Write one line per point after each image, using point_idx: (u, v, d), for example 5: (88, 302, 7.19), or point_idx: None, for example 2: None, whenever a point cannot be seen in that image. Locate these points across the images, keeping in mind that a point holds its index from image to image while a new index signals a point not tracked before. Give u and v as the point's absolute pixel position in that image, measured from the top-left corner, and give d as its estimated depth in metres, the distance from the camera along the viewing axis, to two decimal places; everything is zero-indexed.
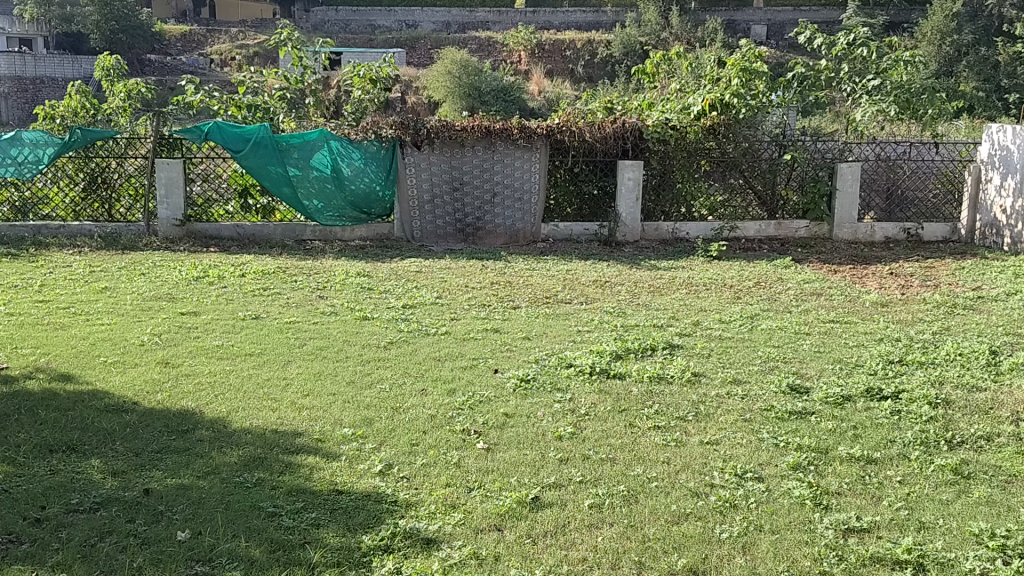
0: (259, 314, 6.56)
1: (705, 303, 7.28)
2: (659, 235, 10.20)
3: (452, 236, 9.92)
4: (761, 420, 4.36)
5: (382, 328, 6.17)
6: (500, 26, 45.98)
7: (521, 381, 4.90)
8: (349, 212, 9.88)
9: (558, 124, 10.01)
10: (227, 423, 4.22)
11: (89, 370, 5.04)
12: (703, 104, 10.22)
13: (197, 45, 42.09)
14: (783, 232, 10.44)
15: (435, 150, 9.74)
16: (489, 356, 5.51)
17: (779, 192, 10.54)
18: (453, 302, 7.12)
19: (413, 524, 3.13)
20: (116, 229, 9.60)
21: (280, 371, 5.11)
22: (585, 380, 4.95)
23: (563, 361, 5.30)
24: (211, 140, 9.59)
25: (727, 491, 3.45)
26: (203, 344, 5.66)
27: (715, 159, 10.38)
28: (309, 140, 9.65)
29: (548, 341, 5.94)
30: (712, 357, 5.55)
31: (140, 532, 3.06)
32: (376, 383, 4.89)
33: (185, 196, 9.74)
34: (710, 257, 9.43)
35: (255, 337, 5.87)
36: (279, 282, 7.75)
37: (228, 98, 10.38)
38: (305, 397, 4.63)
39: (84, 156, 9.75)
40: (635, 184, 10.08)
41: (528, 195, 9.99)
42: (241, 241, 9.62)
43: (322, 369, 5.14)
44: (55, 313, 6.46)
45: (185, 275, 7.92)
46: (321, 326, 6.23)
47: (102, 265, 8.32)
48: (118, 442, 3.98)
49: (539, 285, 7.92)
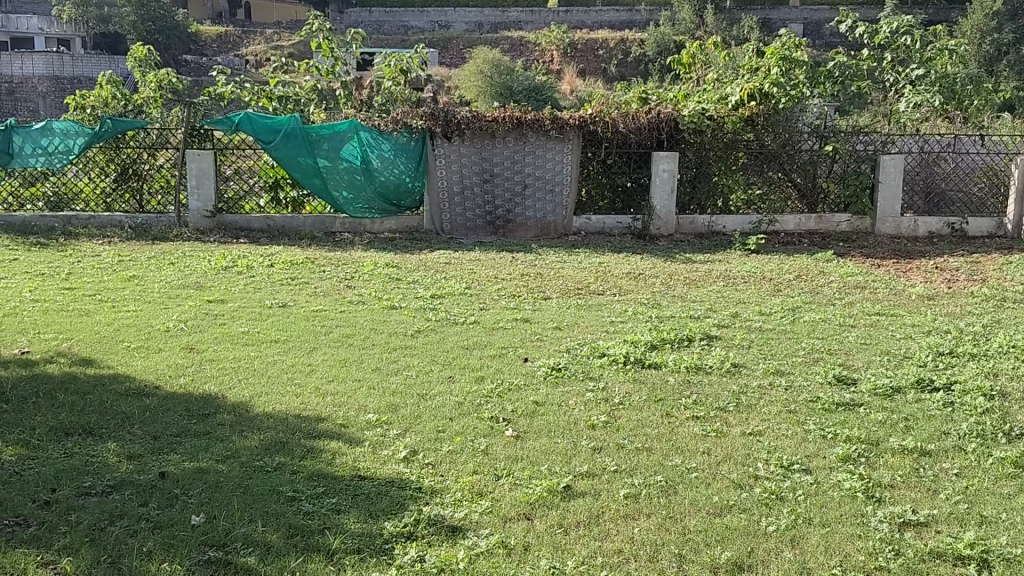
0: (286, 303, 6.44)
1: (743, 295, 7.06)
2: (694, 228, 10.01)
3: (481, 229, 9.78)
4: (806, 411, 4.15)
5: (410, 317, 6.03)
6: (534, 26, 45.81)
7: (553, 370, 4.72)
8: (378, 204, 9.77)
9: (591, 114, 9.82)
10: (249, 407, 4.09)
11: (112, 355, 4.95)
12: (741, 93, 10.02)
13: (231, 46, 42.40)
14: (824, 226, 10.19)
15: (466, 142, 9.59)
16: (519, 345, 5.35)
17: (819, 185, 10.29)
18: (483, 293, 6.96)
19: (438, 511, 2.96)
20: (147, 220, 9.57)
21: (306, 357, 4.98)
22: (619, 369, 4.76)
23: (596, 351, 5.11)
24: (241, 131, 9.50)
25: (773, 482, 3.25)
26: (228, 330, 5.55)
27: (753, 151, 10.13)
28: (339, 131, 9.54)
29: (581, 330, 5.75)
30: (753, 348, 5.34)
31: (152, 516, 2.93)
32: (402, 370, 4.74)
33: (216, 188, 9.67)
34: (748, 250, 9.21)
35: (280, 324, 5.75)
36: (307, 272, 7.64)
37: (259, 90, 10.33)
38: (330, 382, 4.49)
39: (115, 147, 9.74)
40: (670, 176, 9.88)
41: (560, 187, 9.82)
42: (270, 233, 9.52)
43: (349, 356, 5.00)
44: (81, 300, 6.41)
45: (213, 265, 7.83)
46: (349, 314, 6.10)
47: (132, 255, 8.28)
48: (136, 425, 3.86)
49: (571, 277, 7.74)
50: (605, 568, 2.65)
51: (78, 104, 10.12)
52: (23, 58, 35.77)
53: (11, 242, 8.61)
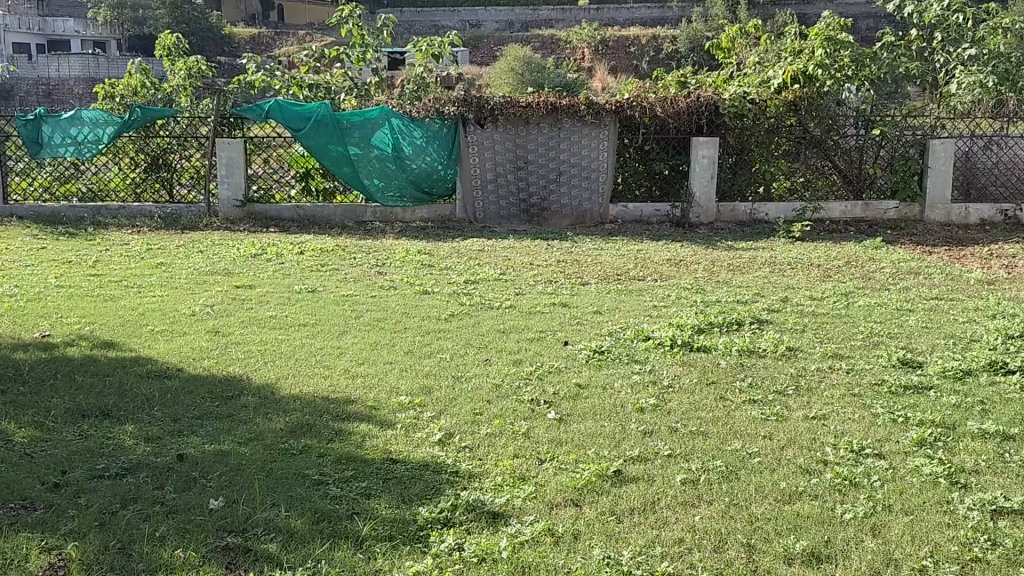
0: (315, 288, 6.22)
1: (792, 281, 6.73)
2: (735, 216, 9.70)
3: (516, 217, 9.52)
4: (872, 395, 3.86)
5: (443, 302, 5.79)
6: (565, 24, 45.42)
7: (596, 353, 4.44)
8: (410, 192, 9.52)
9: (628, 99, 9.51)
10: (275, 390, 3.86)
11: (134, 338, 4.76)
12: (784, 76, 9.69)
13: (264, 47, 42.57)
14: (870, 214, 9.85)
15: (499, 128, 9.34)
16: (558, 329, 5.07)
17: (866, 171, 9.91)
18: (518, 278, 6.71)
19: (478, 496, 2.70)
20: (176, 210, 9.43)
21: (335, 341, 4.75)
22: (665, 352, 4.47)
23: (640, 334, 4.83)
24: (271, 119, 9.34)
25: (844, 468, 2.96)
26: (256, 314, 5.34)
27: (796, 136, 9.77)
28: (370, 118, 9.31)
29: (623, 315, 5.47)
30: (807, 332, 5.03)
31: (168, 500, 2.70)
32: (436, 353, 4.50)
33: (246, 176, 9.52)
34: (792, 237, 8.88)
35: (309, 308, 5.53)
36: (337, 259, 7.43)
37: (289, 78, 10.16)
38: (359, 365, 4.26)
39: (143, 136, 9.61)
40: (711, 162, 9.57)
41: (596, 174, 9.53)
42: (300, 222, 9.33)
43: (379, 340, 4.76)
44: (107, 286, 6.24)
45: (243, 252, 7.64)
46: (379, 299, 5.87)
47: (160, 243, 8.12)
48: (156, 407, 3.65)
49: (609, 263, 7.44)
50: (666, 558, 2.37)
51: (106, 92, 10.01)
52: (60, 60, 36.19)
53: (40, 232, 8.50)
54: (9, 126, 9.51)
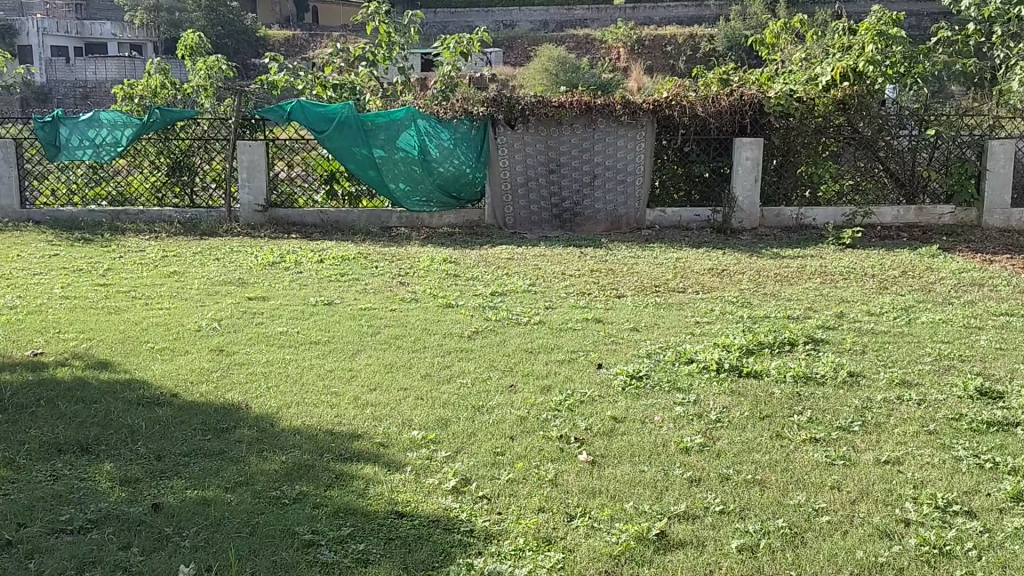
0: (332, 300, 5.83)
1: (845, 293, 6.21)
2: (780, 221, 9.21)
3: (548, 223, 9.10)
4: (951, 433, 3.36)
5: (467, 316, 5.37)
6: (599, 24, 44.76)
7: (632, 379, 3.99)
8: (437, 197, 9.13)
9: (666, 98, 9.03)
10: (274, 421, 3.46)
11: (132, 357, 4.39)
12: (833, 74, 9.18)
13: (299, 49, 42.51)
14: (924, 218, 9.30)
15: (530, 129, 8.91)
16: (591, 349, 4.62)
17: (919, 174, 9.34)
18: (548, 290, 6.26)
19: (494, 566, 2.28)
20: (197, 215, 9.11)
21: (347, 362, 4.35)
22: (711, 378, 4.01)
23: (681, 356, 4.37)
24: (294, 120, 8.99)
25: (931, 532, 2.49)
26: (265, 330, 4.96)
27: (845, 137, 9.22)
28: (396, 119, 8.93)
29: (662, 333, 5.00)
30: (868, 354, 4.53)
31: (132, 565, 2.31)
32: (456, 377, 4.08)
33: (268, 180, 9.18)
34: (841, 245, 8.36)
35: (323, 324, 5.13)
36: (358, 268, 7.04)
37: (313, 78, 9.81)
38: (371, 392, 3.84)
39: (163, 138, 9.30)
40: (754, 164, 9.06)
41: (633, 177, 9.06)
42: (324, 228, 8.97)
43: (395, 361, 4.35)
44: (114, 297, 5.90)
45: (260, 260, 7.28)
46: (400, 314, 5.46)
47: (177, 250, 7.80)
48: (140, 442, 3.27)
49: (646, 273, 6.97)
50: None
51: (126, 93, 9.73)
52: (97, 63, 36.41)
53: (56, 238, 8.23)
54: (27, 129, 9.26)
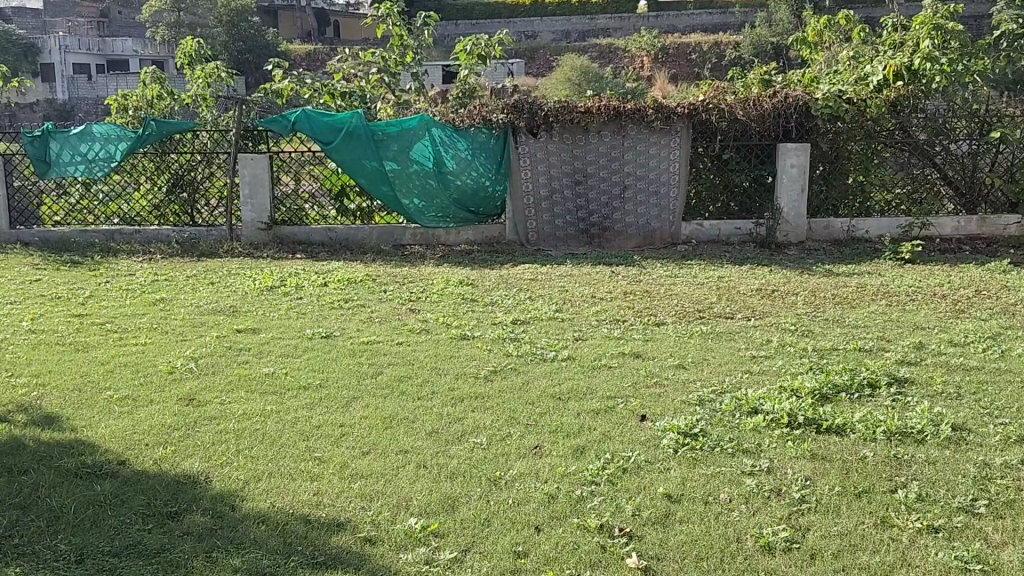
0: (331, 332, 5.10)
1: (918, 318, 5.42)
2: (829, 233, 8.44)
3: (574, 238, 8.39)
4: None
5: (484, 352, 4.63)
6: (621, 33, 43.99)
7: (686, 439, 3.22)
8: (454, 212, 8.39)
9: (703, 100, 8.21)
10: (237, 502, 2.75)
11: (85, 410, 3.69)
12: (885, 71, 8.41)
13: (320, 64, 42.03)
14: (987, 229, 8.54)
15: (555, 137, 8.20)
16: (630, 395, 3.86)
17: (980, 180, 8.54)
18: (577, 317, 5.51)
19: None
20: (195, 234, 8.46)
21: (339, 414, 3.61)
22: (783, 437, 3.24)
23: (742, 406, 3.60)
24: (299, 131, 8.23)
25: None
26: (247, 371, 4.24)
27: (898, 142, 8.42)
28: (408, 128, 8.18)
29: (713, 372, 4.23)
30: (966, 399, 3.75)
31: None
32: (469, 435, 3.34)
33: (272, 196, 8.50)
34: (899, 260, 7.59)
35: (317, 362, 4.40)
36: (365, 293, 6.33)
37: (321, 85, 9.11)
38: (364, 457, 3.10)
39: (160, 152, 8.64)
40: (799, 172, 8.30)
41: (667, 188, 8.31)
42: (332, 247, 8.28)
43: (398, 412, 3.61)
44: (85, 332, 5.20)
45: (258, 284, 6.59)
46: (407, 348, 4.73)
47: (170, 273, 7.15)
48: (62, 535, 2.55)
49: (686, 295, 6.20)
50: None
51: (120, 104, 9.09)
52: (118, 79, 36.04)
53: (42, 261, 7.60)
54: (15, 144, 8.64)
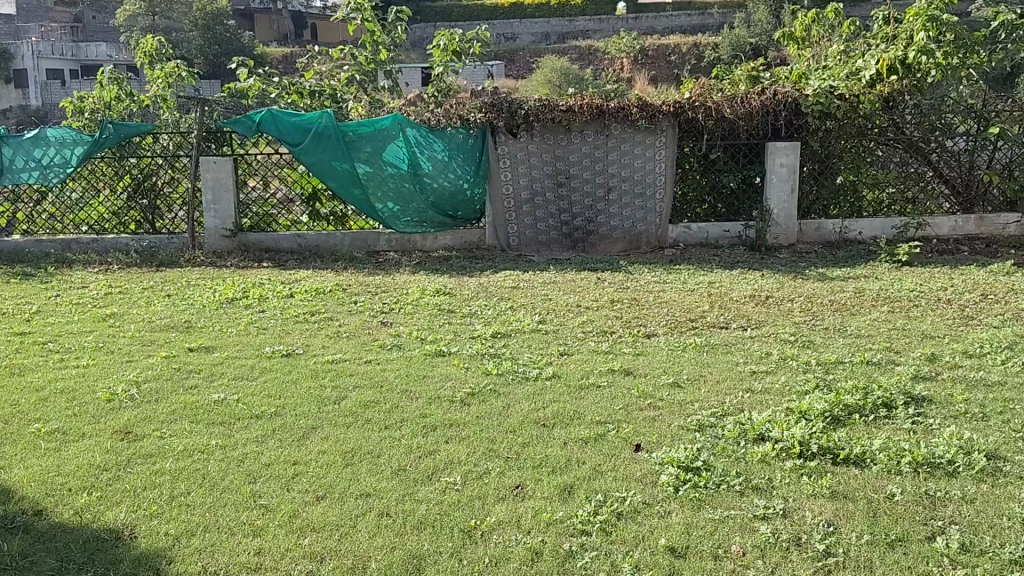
0: (293, 349, 4.68)
1: (925, 326, 5.06)
2: (822, 235, 8.11)
3: (557, 243, 8.01)
4: None
5: (461, 370, 4.22)
6: (601, 34, 43.69)
7: (687, 475, 2.84)
8: (431, 217, 7.97)
9: (689, 98, 7.85)
10: (167, 566, 2.35)
11: (5, 447, 3.26)
12: (878, 66, 8.00)
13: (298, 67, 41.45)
14: (985, 229, 8.24)
15: (535, 137, 7.80)
16: (623, 420, 3.46)
17: (978, 178, 8.23)
18: (561, 328, 5.11)
19: None
20: (156, 242, 8.01)
21: (294, 447, 3.19)
22: (797, 470, 2.85)
23: (748, 432, 3.21)
24: (264, 132, 7.78)
25: None
26: (194, 398, 3.82)
27: (891, 139, 8.09)
28: (380, 128, 7.74)
29: (711, 391, 3.85)
30: (995, 419, 3.38)
31: None
32: (440, 473, 2.93)
33: (237, 201, 8.06)
34: (896, 262, 7.24)
35: (274, 386, 3.98)
36: (334, 304, 5.91)
37: (288, 84, 8.66)
38: (318, 503, 2.70)
39: (118, 157, 8.17)
40: (790, 171, 7.95)
41: (653, 189, 7.95)
42: (301, 254, 7.86)
43: (361, 445, 3.20)
44: (24, 352, 4.75)
45: (219, 296, 6.15)
46: (376, 367, 4.31)
47: (126, 285, 6.71)
48: None
49: (676, 303, 5.82)
50: None
51: (75, 105, 8.62)
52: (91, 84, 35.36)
53: None
54: None
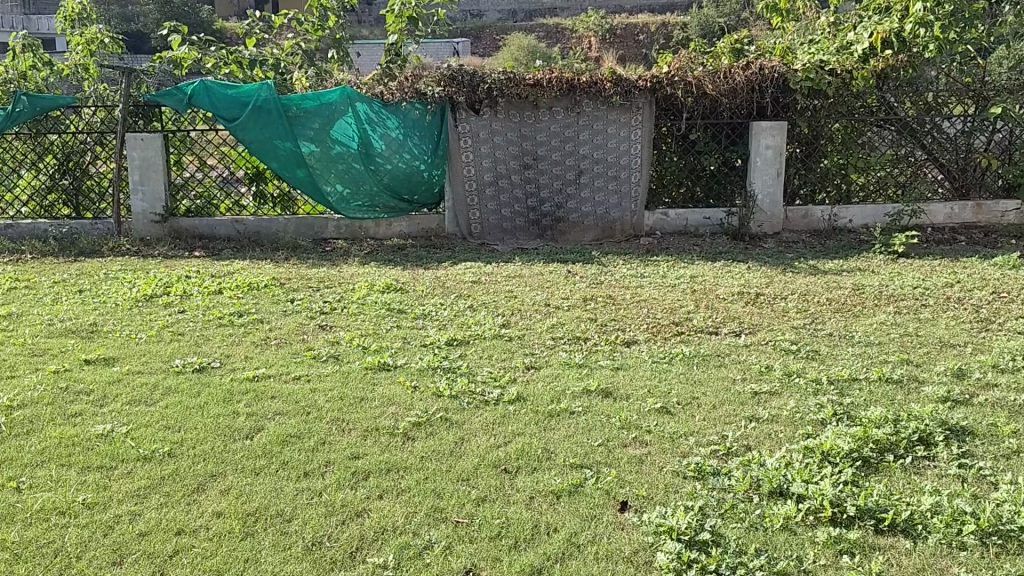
0: (209, 362, 3.93)
1: (941, 332, 4.44)
2: (809, 223, 7.51)
3: (523, 230, 7.32)
4: None
5: (407, 390, 3.52)
6: (569, 12, 42.82)
7: (690, 552, 2.17)
8: (384, 200, 7.23)
9: (668, 73, 7.16)
10: None
11: None
12: (871, 40, 7.22)
13: None
14: (983, 217, 7.67)
15: (499, 114, 7.07)
16: (603, 463, 2.78)
17: (975, 161, 7.65)
18: (528, 334, 4.42)
19: None
20: (77, 228, 7.18)
21: (183, 507, 2.47)
22: (832, 546, 2.20)
23: (760, 484, 2.55)
24: (197, 106, 6.94)
25: None
26: (70, 432, 3.06)
27: (884, 119, 7.48)
28: (327, 101, 6.95)
29: (708, 419, 3.18)
30: None
31: None
32: (368, 548, 2.24)
33: (168, 182, 7.24)
34: (891, 254, 6.65)
35: (176, 412, 3.24)
36: (268, 302, 5.15)
37: (227, 54, 7.84)
38: None
39: (35, 133, 7.29)
40: (776, 154, 7.31)
41: (628, 172, 7.27)
42: (239, 242, 7.09)
43: (269, 503, 2.49)
44: None
45: (137, 292, 5.37)
46: (305, 385, 3.60)
47: (35, 278, 5.91)
48: None
49: (657, 302, 5.15)
50: None
51: None
52: None
53: None
54: None
